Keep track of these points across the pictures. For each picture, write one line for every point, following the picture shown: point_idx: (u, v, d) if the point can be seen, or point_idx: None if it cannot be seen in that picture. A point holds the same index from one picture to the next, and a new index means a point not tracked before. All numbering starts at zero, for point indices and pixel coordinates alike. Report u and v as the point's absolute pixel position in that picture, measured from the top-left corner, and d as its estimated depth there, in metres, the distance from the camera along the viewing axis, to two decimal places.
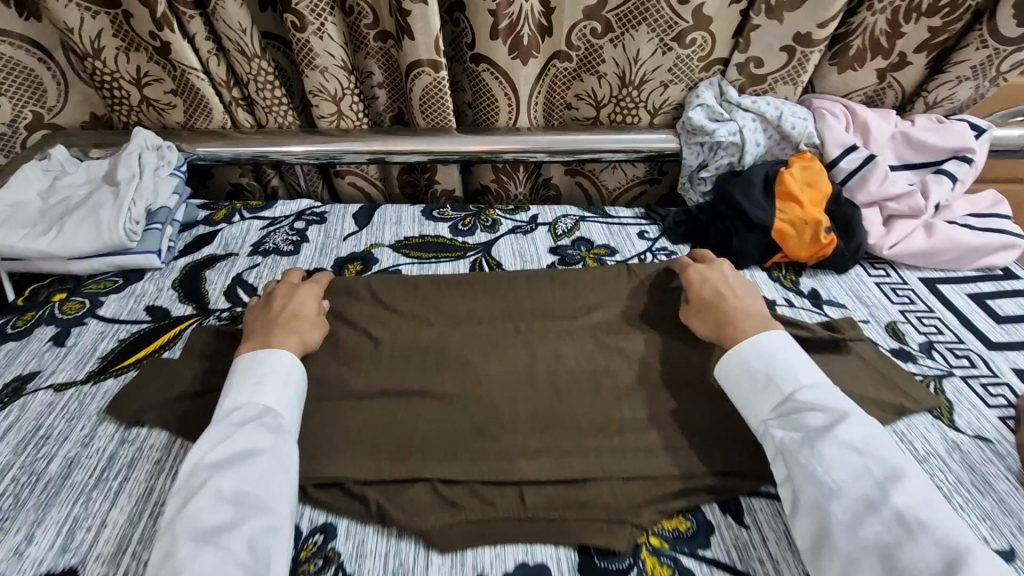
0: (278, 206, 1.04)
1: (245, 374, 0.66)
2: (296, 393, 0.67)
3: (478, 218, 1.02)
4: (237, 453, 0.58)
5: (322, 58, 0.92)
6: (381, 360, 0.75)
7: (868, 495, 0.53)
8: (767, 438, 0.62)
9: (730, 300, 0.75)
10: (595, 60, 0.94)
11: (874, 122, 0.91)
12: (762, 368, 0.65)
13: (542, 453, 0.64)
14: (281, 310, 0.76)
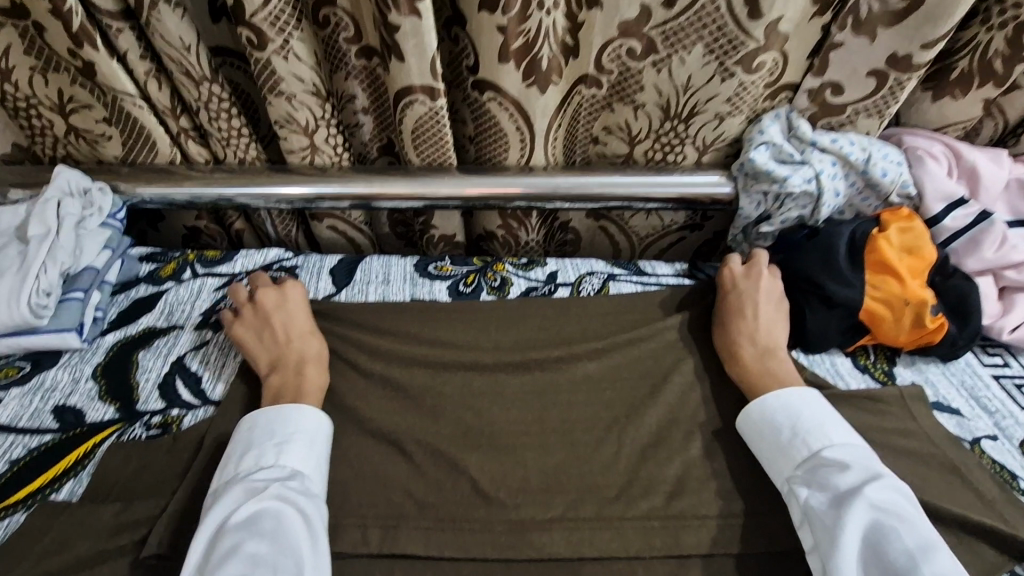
0: (241, 257, 0.85)
1: (264, 437, 0.56)
2: (324, 453, 0.57)
3: (483, 275, 0.83)
4: (271, 520, 0.49)
5: (289, 83, 0.74)
6: (350, 491, 0.56)
7: (898, 569, 0.46)
8: (790, 500, 0.54)
9: (751, 327, 0.66)
10: (631, 88, 0.75)
11: (985, 167, 0.72)
12: (788, 420, 0.57)
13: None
14: (278, 323, 0.67)
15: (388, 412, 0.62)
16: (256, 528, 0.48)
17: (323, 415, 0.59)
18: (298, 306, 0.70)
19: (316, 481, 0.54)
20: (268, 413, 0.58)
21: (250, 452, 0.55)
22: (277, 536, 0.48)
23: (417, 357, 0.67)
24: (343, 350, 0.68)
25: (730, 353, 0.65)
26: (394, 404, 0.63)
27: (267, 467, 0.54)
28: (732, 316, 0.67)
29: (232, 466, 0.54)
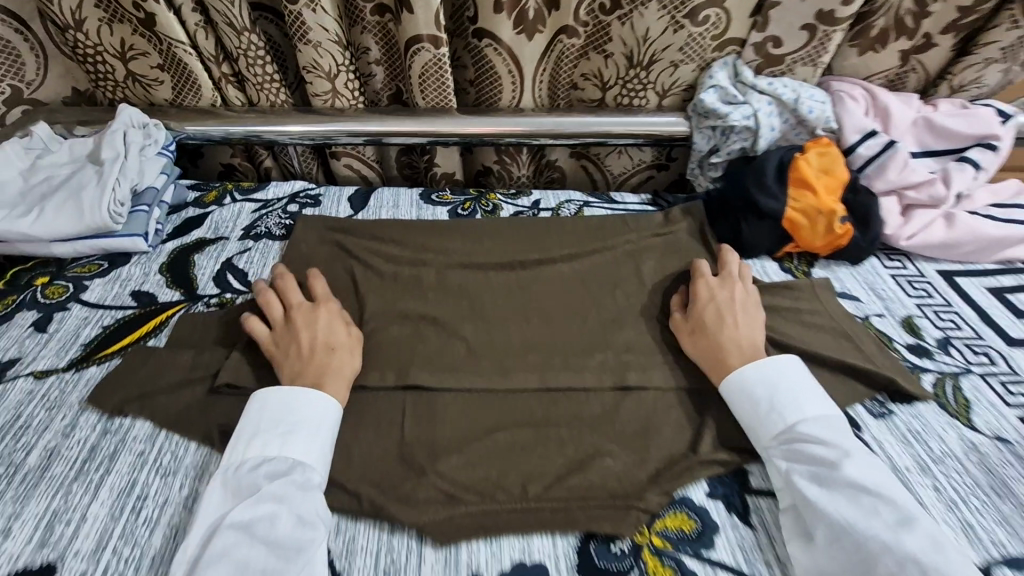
0: (271, 188, 1.01)
1: (270, 424, 0.58)
2: (329, 440, 0.58)
3: (477, 202, 0.98)
4: (269, 518, 0.51)
5: (315, 33, 0.88)
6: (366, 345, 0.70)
7: (876, 532, 0.48)
8: (770, 467, 0.57)
9: (721, 326, 0.67)
10: (603, 38, 0.90)
11: (895, 106, 0.86)
12: (766, 394, 0.60)
13: (529, 425, 0.62)
14: (307, 341, 0.66)
15: (397, 295, 0.77)
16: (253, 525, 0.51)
17: (332, 403, 0.60)
18: (337, 329, 0.68)
19: (320, 466, 0.56)
20: (278, 398, 0.60)
21: (254, 438, 0.57)
22: (275, 535, 0.50)
23: (421, 259, 0.82)
24: (358, 252, 0.83)
25: (696, 351, 0.67)
26: (402, 291, 0.78)
27: (270, 460, 0.56)
28: (701, 318, 0.69)
29: (231, 457, 0.57)
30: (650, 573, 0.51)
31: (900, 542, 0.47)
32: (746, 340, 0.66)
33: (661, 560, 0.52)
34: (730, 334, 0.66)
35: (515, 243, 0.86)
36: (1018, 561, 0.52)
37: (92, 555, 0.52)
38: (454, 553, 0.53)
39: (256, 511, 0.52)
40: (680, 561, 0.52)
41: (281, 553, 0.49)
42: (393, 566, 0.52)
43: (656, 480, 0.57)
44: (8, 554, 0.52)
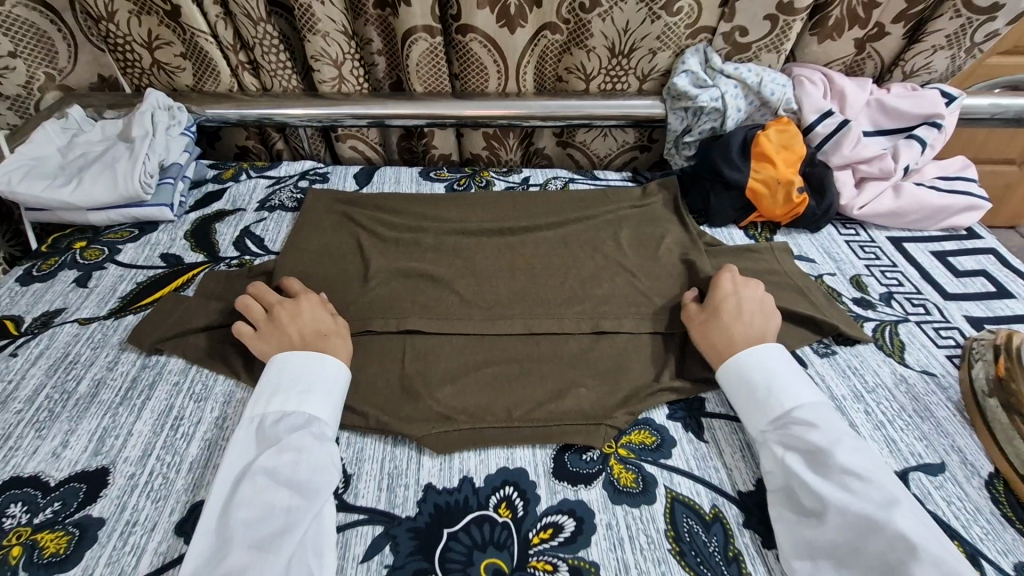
0: (283, 166, 1.10)
1: (289, 382, 0.63)
2: (340, 399, 0.64)
3: (472, 179, 1.07)
4: (291, 464, 0.56)
5: (323, 23, 0.97)
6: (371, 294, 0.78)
7: (866, 512, 0.50)
8: (763, 448, 0.59)
9: (736, 319, 0.68)
10: (584, 34, 0.98)
11: (851, 89, 0.95)
12: (762, 378, 0.62)
13: (514, 360, 0.71)
14: (298, 331, 0.68)
15: (399, 256, 0.86)
16: (279, 468, 0.55)
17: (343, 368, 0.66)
18: (324, 317, 0.70)
19: (333, 419, 0.62)
20: (296, 371, 0.64)
21: (273, 398, 0.62)
22: (298, 476, 0.55)
23: (421, 224, 0.91)
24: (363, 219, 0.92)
25: (707, 339, 0.68)
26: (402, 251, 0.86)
27: (289, 417, 0.60)
28: (717, 310, 0.69)
29: (256, 410, 0.61)
30: (616, 475, 0.59)
31: (890, 521, 0.49)
32: (760, 334, 0.67)
33: (624, 465, 0.60)
34: (743, 328, 0.67)
35: (507, 211, 0.94)
36: (932, 467, 0.60)
37: (139, 460, 0.61)
38: (448, 460, 0.61)
39: (282, 457, 0.56)
40: (641, 467, 0.60)
41: (303, 490, 0.54)
42: (396, 470, 0.60)
43: (624, 403, 0.66)
44: (67, 460, 0.61)
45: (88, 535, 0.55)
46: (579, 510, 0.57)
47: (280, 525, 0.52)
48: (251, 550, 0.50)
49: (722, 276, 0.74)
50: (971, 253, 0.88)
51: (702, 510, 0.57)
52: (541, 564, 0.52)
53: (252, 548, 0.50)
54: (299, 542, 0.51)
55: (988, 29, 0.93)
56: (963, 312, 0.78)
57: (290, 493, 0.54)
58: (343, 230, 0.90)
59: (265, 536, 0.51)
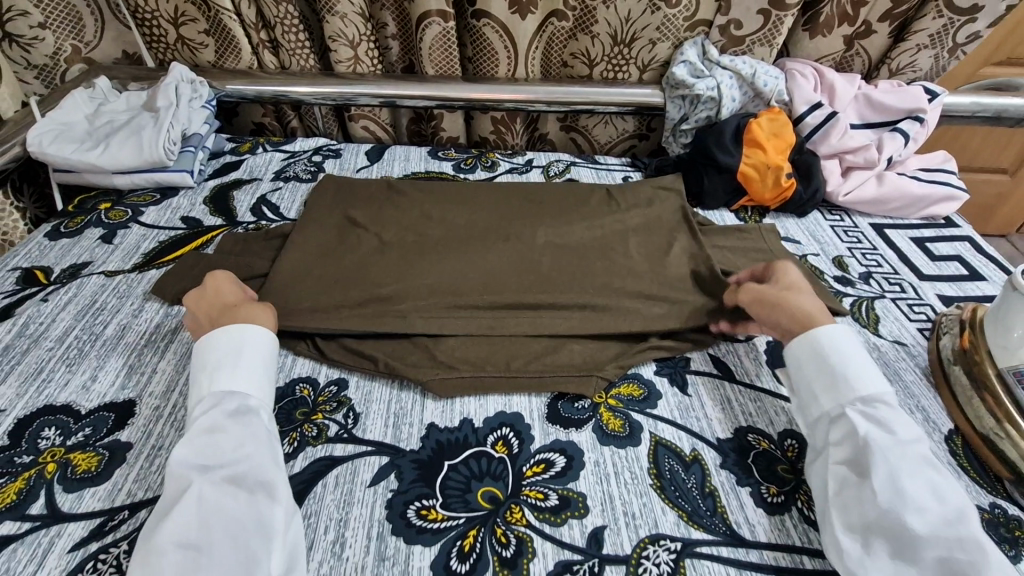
0: (298, 142, 1.15)
1: (209, 362, 0.61)
2: (261, 363, 0.62)
3: (478, 160, 1.12)
4: (206, 448, 0.53)
5: (342, 5, 1.03)
6: (377, 266, 0.82)
7: (944, 511, 0.50)
8: (841, 421, 0.58)
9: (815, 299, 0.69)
10: (589, 20, 1.04)
11: (839, 83, 1.00)
12: (851, 359, 0.61)
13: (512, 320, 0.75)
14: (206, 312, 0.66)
15: (402, 230, 0.89)
16: (198, 456, 0.53)
17: (248, 327, 0.63)
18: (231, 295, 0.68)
19: (258, 394, 0.60)
20: (212, 346, 0.61)
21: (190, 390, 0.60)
22: (215, 458, 0.53)
23: (429, 198, 0.96)
24: (369, 198, 0.96)
25: (796, 302, 0.66)
26: (401, 228, 0.89)
27: (207, 400, 0.58)
28: (798, 286, 0.70)
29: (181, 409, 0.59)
30: (605, 422, 0.64)
31: (965, 526, 0.49)
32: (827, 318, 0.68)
33: (613, 413, 0.65)
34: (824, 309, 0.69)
35: (510, 189, 1.00)
36: None
37: (163, 395, 0.65)
38: (450, 403, 0.66)
39: (201, 443, 0.54)
40: (628, 415, 0.65)
41: (224, 474, 0.52)
42: (401, 410, 0.65)
43: (614, 359, 0.70)
44: (96, 392, 0.65)
45: (117, 456, 0.59)
46: (569, 449, 0.61)
47: (210, 513, 0.49)
48: (177, 546, 0.46)
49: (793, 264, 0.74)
50: (947, 239, 0.93)
51: (683, 452, 0.61)
52: (533, 492, 0.57)
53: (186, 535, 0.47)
54: (238, 524, 0.49)
55: (968, 30, 0.98)
56: (936, 291, 0.83)
57: (207, 479, 0.51)
58: (354, 201, 0.95)
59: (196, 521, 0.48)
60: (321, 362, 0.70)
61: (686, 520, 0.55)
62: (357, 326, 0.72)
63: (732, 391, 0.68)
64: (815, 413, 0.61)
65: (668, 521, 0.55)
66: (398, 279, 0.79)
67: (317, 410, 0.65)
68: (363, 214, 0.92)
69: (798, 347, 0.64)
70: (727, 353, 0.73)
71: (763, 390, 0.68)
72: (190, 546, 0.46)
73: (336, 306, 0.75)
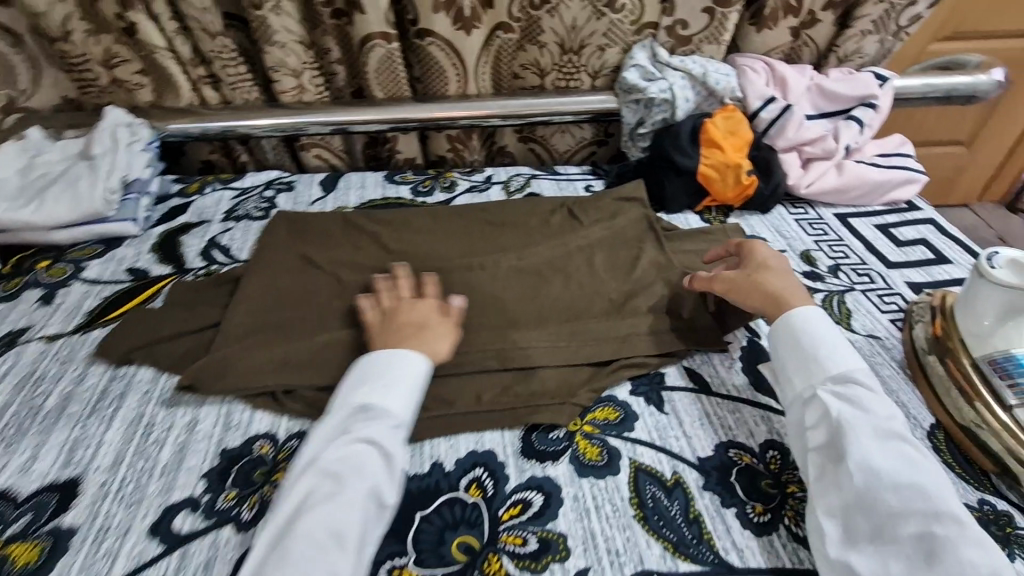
0: (249, 177, 1.11)
1: (374, 373, 0.61)
2: (417, 389, 0.62)
3: (436, 181, 1.09)
4: (357, 455, 0.55)
5: (281, 34, 0.99)
6: (334, 308, 0.78)
7: (920, 486, 0.51)
8: (813, 402, 0.59)
9: (785, 275, 0.70)
10: (535, 30, 1.02)
11: (791, 76, 0.99)
12: (821, 341, 0.62)
13: None
14: (401, 323, 0.68)
15: (359, 268, 0.86)
16: (350, 463, 0.54)
17: (417, 359, 0.63)
18: (434, 322, 0.69)
19: (407, 418, 0.60)
20: (382, 364, 0.62)
21: (343, 388, 0.61)
22: (363, 467, 0.54)
23: (385, 228, 0.93)
24: (323, 235, 0.92)
25: (768, 288, 0.68)
26: (358, 265, 0.86)
27: (366, 408, 0.59)
28: (767, 264, 0.71)
29: (335, 403, 0.60)
30: (581, 451, 0.62)
31: (941, 500, 0.49)
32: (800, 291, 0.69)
33: (589, 441, 0.63)
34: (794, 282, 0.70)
35: (469, 211, 0.97)
36: None
37: (111, 468, 0.61)
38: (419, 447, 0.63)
39: (350, 453, 0.55)
40: (605, 441, 0.62)
41: (367, 490, 0.53)
42: None
43: (587, 382, 0.68)
44: (37, 473, 0.61)
45: (60, 545, 0.55)
46: (546, 485, 0.59)
47: (342, 529, 0.50)
48: (305, 552, 0.48)
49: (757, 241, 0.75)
50: (911, 224, 0.93)
51: (664, 477, 0.59)
52: (511, 538, 0.54)
53: (321, 537, 0.49)
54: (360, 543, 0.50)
55: (909, 13, 1.00)
56: (905, 279, 0.83)
57: (354, 487, 0.52)
58: (310, 236, 0.92)
59: (334, 521, 0.50)
60: (280, 415, 0.66)
61: (671, 551, 0.53)
62: (316, 374, 0.68)
63: (709, 405, 0.66)
64: (790, 396, 0.62)
65: (653, 555, 0.53)
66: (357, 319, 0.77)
67: (277, 469, 0.61)
68: (320, 252, 0.89)
69: (776, 332, 0.65)
70: (702, 364, 0.71)
71: (741, 401, 0.67)
72: (318, 556, 0.48)
73: (293, 352, 0.71)
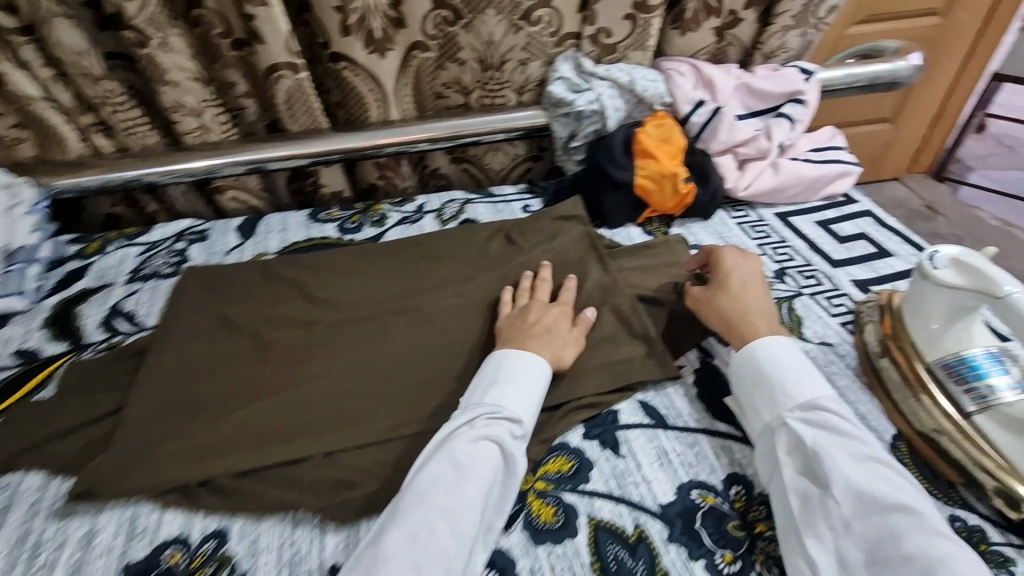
0: (157, 229, 1.01)
1: (505, 375, 0.62)
2: (539, 395, 0.62)
3: (365, 215, 1.02)
4: (477, 451, 0.55)
5: (173, 73, 0.90)
6: (256, 375, 0.71)
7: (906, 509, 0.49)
8: (784, 431, 0.57)
9: (744, 292, 0.70)
10: (453, 48, 0.96)
11: (718, 76, 0.97)
12: (784, 367, 0.60)
13: (418, 406, 0.67)
14: (531, 325, 0.69)
15: (282, 323, 0.78)
16: (472, 463, 0.54)
17: (540, 364, 0.63)
18: (563, 329, 0.69)
19: (529, 424, 0.60)
20: (511, 365, 0.62)
21: (477, 384, 0.62)
22: (480, 471, 0.54)
23: (309, 276, 0.85)
24: (241, 289, 0.84)
25: (722, 311, 0.68)
26: (280, 321, 0.78)
27: (490, 410, 0.59)
28: (724, 284, 0.71)
29: (464, 402, 0.60)
30: (535, 513, 0.56)
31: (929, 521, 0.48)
32: (763, 307, 0.69)
33: (543, 500, 0.57)
34: (755, 299, 0.69)
35: (400, 247, 0.90)
36: None
37: None
38: (355, 531, 0.57)
39: (475, 453, 0.55)
40: (560, 498, 0.57)
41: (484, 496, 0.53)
42: (297, 555, 0.55)
43: (537, 432, 0.63)
44: None
45: None
46: (499, 559, 0.53)
47: (455, 532, 0.50)
48: (413, 555, 0.47)
49: (717, 253, 0.75)
50: (850, 218, 0.93)
51: (625, 532, 0.54)
52: None
53: (439, 529, 0.49)
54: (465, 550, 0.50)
55: (827, 6, 0.99)
56: (850, 277, 0.81)
57: (473, 491, 0.52)
58: (226, 291, 0.84)
59: (453, 513, 0.50)
60: (194, 512, 0.58)
61: None
62: (233, 459, 0.61)
63: (667, 441, 0.62)
64: (758, 428, 0.59)
65: None
66: (282, 384, 0.70)
67: None
68: (237, 309, 0.81)
69: (738, 365, 0.63)
70: (656, 395, 0.67)
71: (699, 432, 0.63)
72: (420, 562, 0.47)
73: (207, 436, 0.63)
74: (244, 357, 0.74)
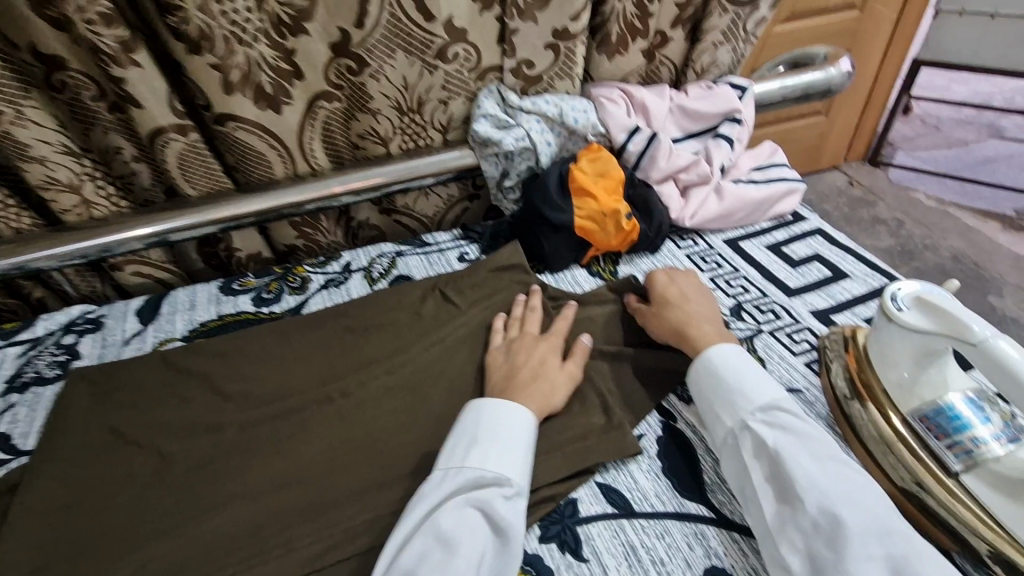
0: (41, 321, 0.87)
1: (484, 431, 0.57)
2: (527, 445, 0.57)
3: (284, 280, 0.91)
4: (461, 519, 0.51)
5: (36, 147, 0.78)
6: (156, 504, 0.60)
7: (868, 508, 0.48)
8: (746, 434, 0.56)
9: (686, 303, 0.70)
10: (362, 97, 0.87)
11: (650, 100, 0.92)
12: (740, 371, 0.60)
13: (349, 521, 0.58)
14: (521, 367, 0.65)
15: (186, 431, 0.67)
16: (458, 531, 0.49)
17: (521, 415, 0.59)
18: (553, 367, 0.66)
19: (520, 479, 0.55)
20: (488, 420, 0.58)
21: (453, 444, 0.57)
22: (466, 541, 0.49)
23: (219, 367, 0.75)
24: (137, 392, 0.72)
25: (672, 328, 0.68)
26: (184, 429, 0.67)
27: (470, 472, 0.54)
28: (666, 297, 0.71)
29: (441, 466, 0.56)
30: None
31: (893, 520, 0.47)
32: (708, 315, 0.69)
33: None
34: (698, 308, 0.70)
35: (324, 318, 0.81)
36: None
37: None
38: None
39: (460, 520, 0.50)
40: None
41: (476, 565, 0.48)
42: None
43: None
44: None
45: None
46: None
47: None
48: None
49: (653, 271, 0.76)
50: (800, 238, 0.89)
51: None
52: None
53: None
54: None
55: (754, 19, 0.96)
56: (809, 307, 0.77)
57: (462, 563, 0.48)
58: (119, 395, 0.72)
59: None
60: None
61: None
62: None
63: (634, 535, 0.55)
64: (720, 434, 0.58)
65: None
66: (188, 512, 0.60)
67: None
68: (133, 417, 0.69)
69: (696, 374, 0.63)
70: (618, 476, 0.60)
71: (668, 518, 0.56)
72: None
73: None
74: (141, 480, 0.63)
